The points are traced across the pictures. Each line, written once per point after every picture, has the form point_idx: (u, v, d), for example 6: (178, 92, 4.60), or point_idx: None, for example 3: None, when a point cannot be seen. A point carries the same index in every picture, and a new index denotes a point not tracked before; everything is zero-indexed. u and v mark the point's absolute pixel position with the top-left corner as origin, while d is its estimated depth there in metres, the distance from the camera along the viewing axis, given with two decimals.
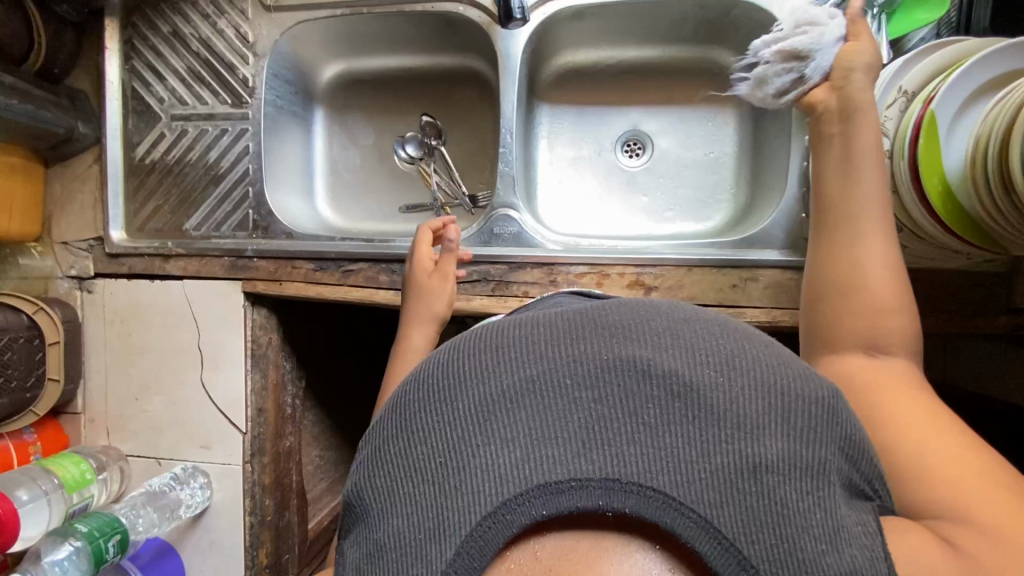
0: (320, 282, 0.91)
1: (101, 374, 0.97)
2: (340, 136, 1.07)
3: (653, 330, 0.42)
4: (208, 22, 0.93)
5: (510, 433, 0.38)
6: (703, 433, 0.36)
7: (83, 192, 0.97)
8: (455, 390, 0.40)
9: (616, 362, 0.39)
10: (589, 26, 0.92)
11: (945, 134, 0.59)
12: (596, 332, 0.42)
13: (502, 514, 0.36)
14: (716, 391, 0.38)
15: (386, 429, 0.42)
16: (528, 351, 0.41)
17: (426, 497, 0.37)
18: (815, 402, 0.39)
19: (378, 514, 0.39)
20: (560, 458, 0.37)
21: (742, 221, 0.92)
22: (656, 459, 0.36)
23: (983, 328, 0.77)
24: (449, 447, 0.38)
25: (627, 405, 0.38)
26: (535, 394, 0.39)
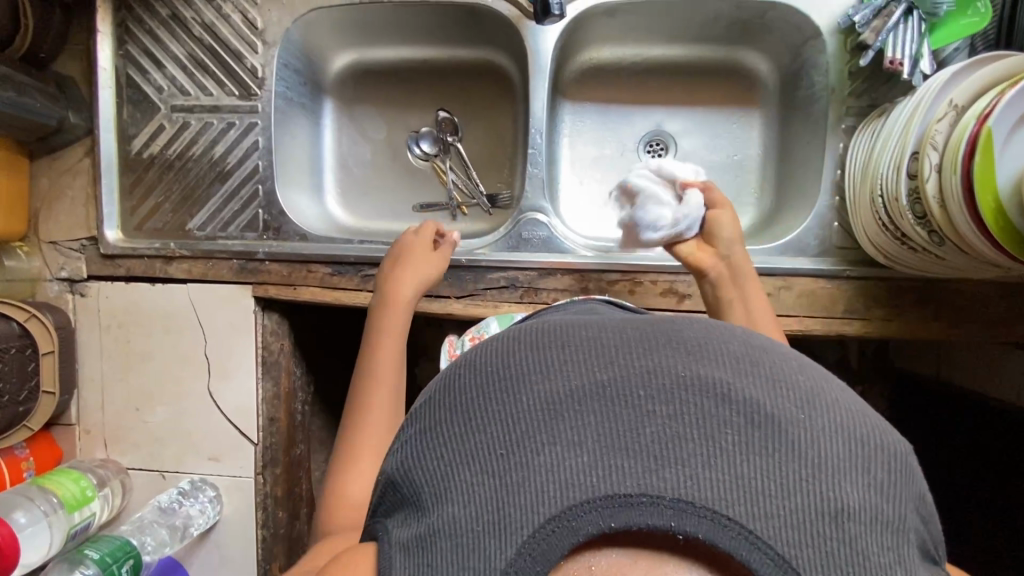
0: (337, 287, 0.86)
1: (97, 383, 0.91)
2: (350, 130, 1.02)
3: (732, 351, 0.36)
4: (212, 6, 0.86)
5: (573, 435, 0.32)
6: (791, 467, 0.31)
7: (73, 187, 0.90)
8: (514, 386, 0.35)
9: (697, 376, 0.34)
10: (619, 23, 0.88)
11: (1003, 151, 0.59)
12: (672, 344, 0.36)
13: (562, 521, 0.30)
14: (804, 424, 0.33)
15: (432, 415, 0.37)
16: (596, 354, 0.36)
17: (477, 494, 0.32)
18: (895, 461, 0.33)
19: (423, 502, 0.34)
20: (629, 470, 0.31)
21: (769, 226, 0.90)
22: (737, 486, 0.31)
23: (1007, 336, 0.78)
24: (502, 448, 0.33)
25: (706, 424, 0.32)
26: (604, 400, 0.33)
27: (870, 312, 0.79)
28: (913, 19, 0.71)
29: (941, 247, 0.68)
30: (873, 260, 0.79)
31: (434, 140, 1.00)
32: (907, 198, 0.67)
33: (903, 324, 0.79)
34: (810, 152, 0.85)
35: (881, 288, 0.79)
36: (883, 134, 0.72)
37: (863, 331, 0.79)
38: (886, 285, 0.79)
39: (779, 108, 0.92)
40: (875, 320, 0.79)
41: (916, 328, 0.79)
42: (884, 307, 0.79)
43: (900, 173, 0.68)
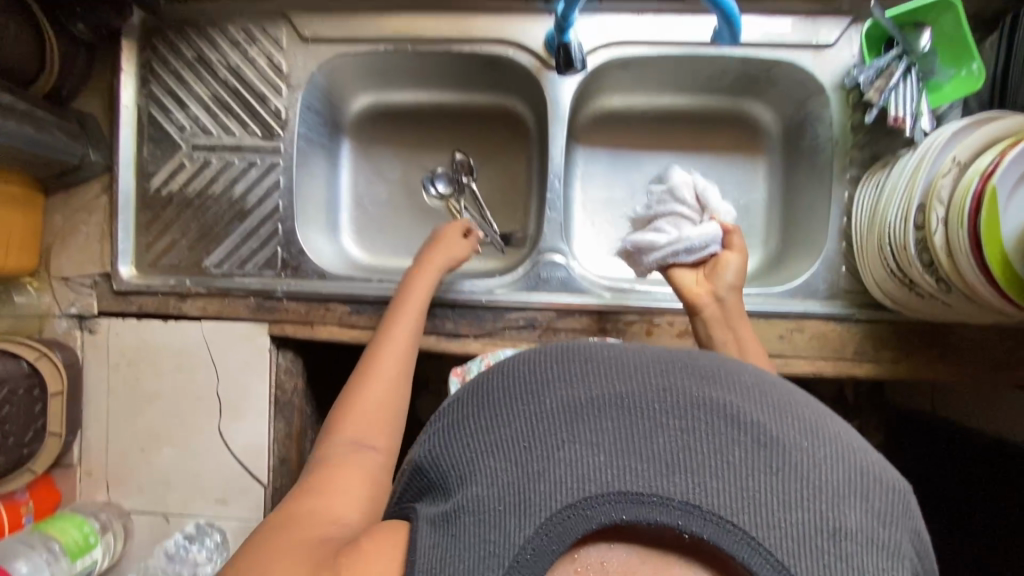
0: (355, 326, 0.87)
1: (102, 422, 0.89)
2: (366, 169, 1.03)
3: (743, 381, 0.43)
4: (238, 50, 0.88)
5: (597, 438, 0.39)
6: (792, 486, 0.37)
7: (88, 223, 0.90)
8: (546, 392, 0.42)
9: (709, 398, 0.40)
10: (632, 74, 0.91)
11: (1008, 206, 0.62)
12: (689, 370, 0.42)
13: (583, 509, 0.37)
14: (805, 451, 0.38)
15: (469, 407, 0.44)
16: (619, 372, 0.42)
17: (507, 478, 0.39)
18: (894, 496, 0.38)
19: (457, 480, 0.41)
20: (642, 472, 0.38)
21: (777, 269, 0.93)
22: (737, 495, 0.37)
23: (1008, 378, 0.81)
24: (536, 448, 0.39)
25: (714, 441, 0.38)
26: (623, 411, 0.40)
27: (878, 354, 0.82)
28: (910, 79, 0.77)
29: (948, 293, 0.71)
30: (880, 303, 0.82)
31: (449, 180, 0.99)
32: (915, 247, 0.71)
33: (910, 366, 0.82)
34: (816, 199, 0.88)
35: (887, 331, 0.82)
36: (888, 186, 0.76)
37: (872, 373, 0.82)
38: (893, 328, 0.82)
39: (783, 156, 0.96)
40: (883, 362, 0.82)
41: (922, 370, 0.82)
42: (891, 349, 0.82)
43: (908, 223, 0.71)
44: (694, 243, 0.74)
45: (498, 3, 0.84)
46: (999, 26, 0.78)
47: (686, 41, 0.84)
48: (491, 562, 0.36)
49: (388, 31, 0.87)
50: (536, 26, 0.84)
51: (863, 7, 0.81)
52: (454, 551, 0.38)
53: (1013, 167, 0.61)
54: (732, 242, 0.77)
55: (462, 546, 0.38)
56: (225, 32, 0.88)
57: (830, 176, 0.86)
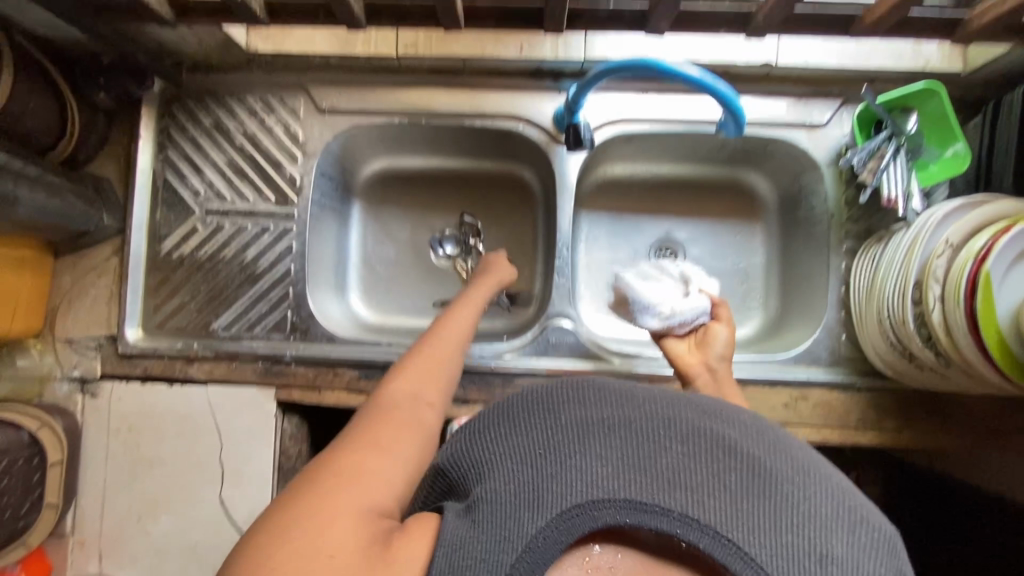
0: (364, 391, 0.87)
1: (99, 489, 0.87)
2: (375, 231, 1.05)
3: (742, 421, 0.46)
4: (256, 119, 0.91)
5: (607, 453, 0.43)
6: (783, 514, 0.40)
7: (96, 285, 0.90)
8: (562, 410, 0.46)
9: (710, 429, 0.44)
10: (635, 145, 0.95)
11: (1002, 288, 0.66)
12: (693, 406, 0.46)
13: (591, 509, 0.40)
14: (797, 484, 0.42)
15: (490, 418, 0.48)
16: (629, 399, 0.46)
17: (523, 478, 0.42)
18: (885, 543, 0.40)
19: (476, 478, 0.44)
20: (646, 483, 0.41)
21: (777, 334, 0.95)
22: (731, 514, 0.40)
23: (1007, 447, 0.83)
24: (551, 457, 0.43)
25: (713, 466, 0.42)
26: (632, 431, 0.44)
27: (880, 422, 0.84)
28: (900, 157, 0.82)
29: (948, 368, 0.73)
30: (881, 372, 0.84)
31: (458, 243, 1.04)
32: (913, 321, 0.74)
33: (911, 434, 0.83)
34: (813, 268, 0.92)
35: (888, 398, 0.84)
36: (885, 259, 0.79)
37: (875, 441, 0.83)
38: (894, 396, 0.84)
39: (780, 223, 1.00)
40: (884, 429, 0.83)
41: (923, 437, 0.83)
42: (893, 417, 0.84)
43: (906, 298, 0.74)
44: (687, 313, 0.77)
45: (509, 81, 0.88)
46: (980, 111, 0.84)
47: (687, 119, 0.88)
48: (504, 548, 0.39)
49: (403, 104, 0.90)
50: (546, 103, 0.88)
51: (853, 92, 0.86)
52: (470, 538, 0.40)
53: (1005, 252, 0.65)
54: (720, 314, 0.79)
55: (478, 532, 0.40)
56: (243, 101, 0.91)
57: (826, 247, 0.89)
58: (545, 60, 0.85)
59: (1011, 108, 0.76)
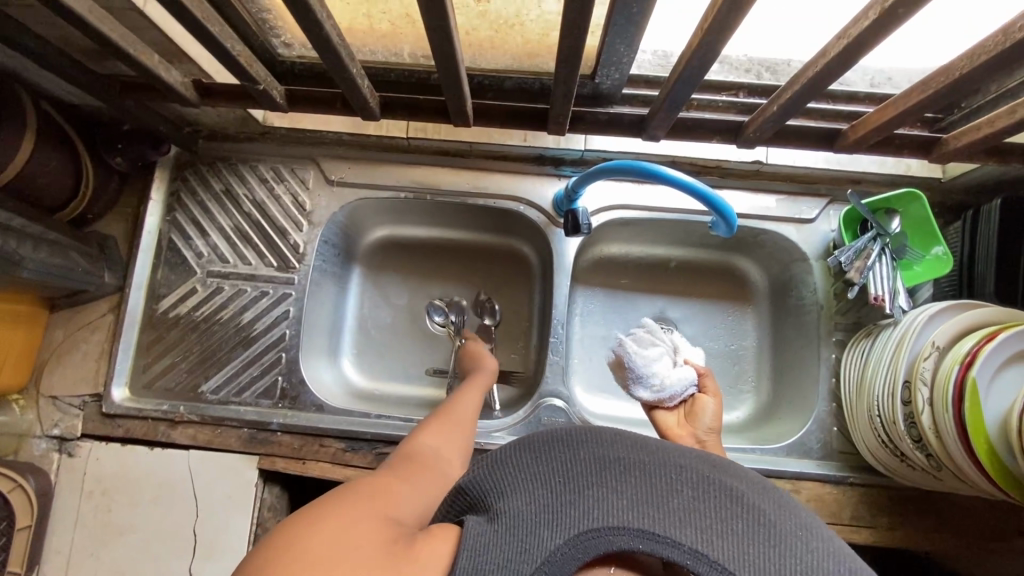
0: (349, 463, 0.85)
1: (63, 556, 0.83)
2: (373, 296, 1.06)
3: (749, 477, 0.48)
4: (266, 186, 0.94)
5: (621, 484, 0.44)
6: (789, 561, 0.41)
7: (88, 341, 0.90)
8: (579, 446, 0.47)
9: (718, 478, 0.46)
10: (630, 229, 0.98)
11: (987, 395, 0.67)
12: (702, 457, 0.48)
13: (607, 534, 0.41)
14: (802, 538, 0.42)
15: (512, 448, 0.49)
16: (642, 442, 0.48)
17: (544, 500, 0.43)
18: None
19: (493, 497, 0.45)
20: (659, 517, 0.42)
21: (769, 421, 0.95)
22: (739, 555, 0.41)
23: (1003, 553, 0.81)
24: (569, 483, 0.44)
25: (721, 510, 0.43)
26: (646, 471, 0.45)
27: (874, 520, 0.82)
28: (885, 256, 0.85)
29: (940, 470, 0.72)
30: (873, 467, 0.84)
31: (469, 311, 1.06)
32: (903, 420, 0.74)
33: (906, 534, 0.82)
34: (804, 356, 0.93)
35: (882, 496, 0.83)
36: (874, 355, 0.80)
37: (870, 540, 0.81)
38: (887, 493, 0.83)
39: (771, 309, 1.02)
40: (879, 527, 0.82)
41: (918, 538, 0.81)
42: (887, 515, 0.82)
43: (895, 396, 0.75)
44: (677, 384, 0.72)
45: (513, 165, 0.92)
46: (960, 217, 0.87)
47: (681, 208, 0.92)
48: (524, 558, 0.39)
49: (409, 179, 0.93)
50: (547, 187, 0.92)
51: (838, 191, 0.90)
52: (491, 544, 0.40)
53: (988, 359, 0.67)
54: (705, 385, 0.74)
55: (499, 542, 0.40)
56: (255, 170, 0.94)
57: (816, 337, 0.91)
58: (547, 149, 0.89)
59: (989, 219, 0.80)
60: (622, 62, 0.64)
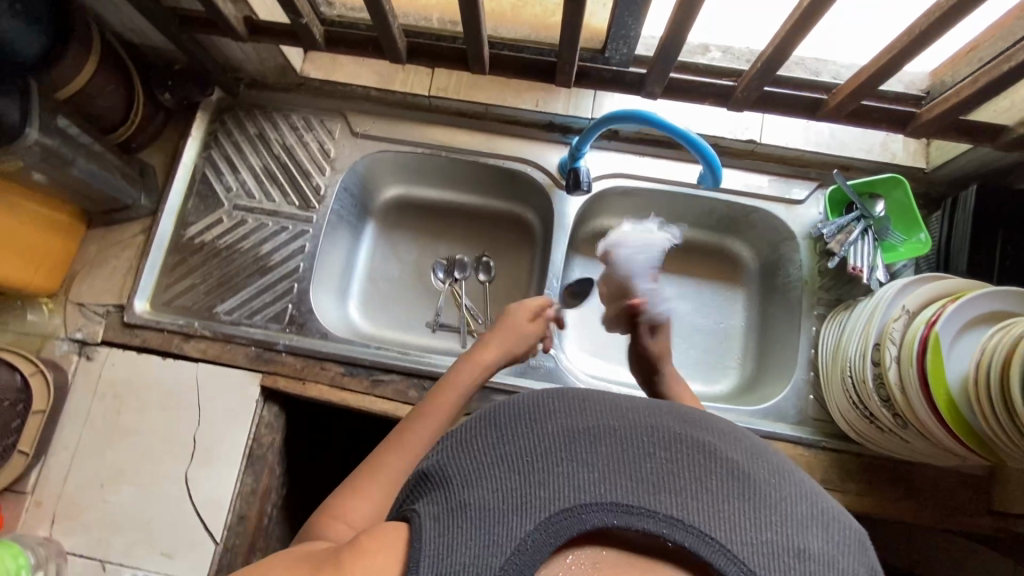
0: (346, 387, 0.90)
1: (71, 451, 0.88)
2: (384, 249, 1.13)
3: (721, 429, 0.45)
4: (296, 133, 1.02)
5: (590, 457, 0.40)
6: (764, 514, 0.38)
7: (118, 257, 0.97)
8: (546, 419, 0.43)
9: (691, 436, 0.43)
10: (630, 202, 1.04)
11: (949, 354, 0.71)
12: (673, 415, 0.45)
13: (578, 514, 0.37)
14: (772, 486, 0.40)
15: (475, 431, 0.44)
16: (611, 409, 0.45)
17: (509, 484, 0.39)
18: (856, 539, 0.39)
19: (456, 483, 0.40)
20: (631, 487, 0.39)
21: (751, 392, 0.99)
22: (716, 514, 0.38)
23: (966, 525, 0.84)
24: (535, 458, 0.40)
25: (696, 469, 0.40)
26: (617, 438, 0.42)
27: (843, 485, 0.85)
28: (867, 237, 0.91)
29: (905, 429, 0.76)
30: (846, 434, 0.87)
31: (470, 269, 1.12)
32: (872, 381, 0.78)
33: (874, 501, 0.84)
34: (787, 330, 0.97)
35: (852, 462, 0.86)
36: (849, 325, 0.84)
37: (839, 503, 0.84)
38: (858, 461, 0.86)
39: (760, 289, 1.06)
40: (847, 492, 0.84)
41: (885, 506, 0.84)
42: (856, 481, 0.85)
43: (866, 357, 0.78)
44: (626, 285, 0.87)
45: (523, 130, 0.99)
46: (940, 207, 0.92)
47: (680, 181, 0.97)
48: (491, 552, 0.36)
49: (427, 137, 1.01)
50: (554, 153, 0.99)
51: (828, 175, 0.96)
52: (454, 534, 0.37)
53: (952, 321, 0.71)
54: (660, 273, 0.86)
55: (462, 537, 0.36)
56: (288, 118, 1.03)
57: (799, 311, 0.95)
58: (556, 115, 0.97)
59: (966, 204, 0.85)
60: (628, 34, 0.70)
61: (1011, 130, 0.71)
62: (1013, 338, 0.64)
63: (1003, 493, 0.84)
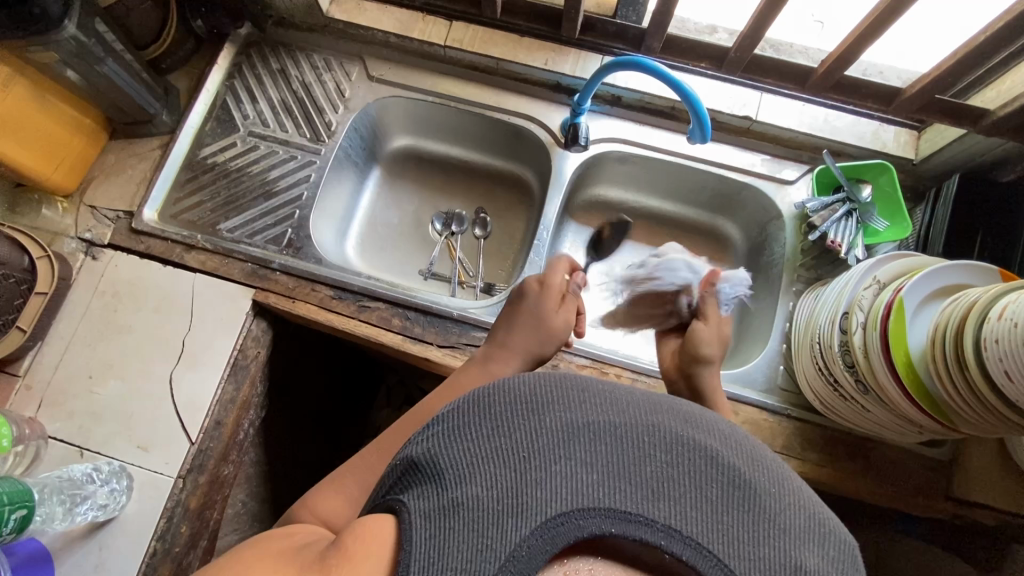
0: (333, 310, 0.93)
1: (65, 341, 0.91)
2: (387, 198, 1.17)
3: (722, 431, 0.42)
4: (315, 72, 1.07)
5: (589, 457, 0.38)
6: (761, 525, 0.36)
7: (134, 168, 1.01)
8: (544, 412, 0.41)
9: (692, 438, 0.40)
10: (627, 170, 1.07)
11: (912, 320, 0.72)
12: (674, 413, 0.42)
13: (578, 518, 0.35)
14: (774, 497, 0.38)
15: (469, 419, 0.41)
16: (612, 403, 0.42)
17: (505, 481, 0.37)
18: (848, 553, 0.37)
19: (450, 478, 0.38)
20: (628, 492, 0.37)
21: (726, 364, 1.00)
22: (712, 526, 0.36)
23: (922, 508, 0.85)
24: (533, 451, 0.38)
25: (695, 477, 0.38)
26: (617, 436, 0.39)
27: (803, 454, 0.86)
28: (850, 219, 0.93)
29: (866, 395, 0.77)
30: (813, 406, 0.88)
31: (467, 223, 1.15)
32: (839, 348, 0.79)
33: (832, 471, 0.86)
34: (766, 305, 0.99)
35: (815, 433, 0.87)
36: (823, 298, 0.85)
37: (798, 470, 0.85)
38: (820, 431, 0.88)
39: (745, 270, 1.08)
40: (808, 462, 0.86)
41: (844, 478, 0.85)
42: (817, 452, 0.87)
43: (834, 326, 0.80)
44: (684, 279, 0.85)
45: (532, 89, 1.04)
46: (925, 198, 0.95)
47: (675, 150, 1.01)
48: (487, 555, 0.34)
49: (437, 87, 1.05)
50: (557, 113, 1.03)
51: (819, 159, 0.99)
52: (449, 533, 0.35)
53: (918, 290, 0.72)
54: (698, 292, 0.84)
55: (457, 537, 0.34)
56: (310, 58, 1.08)
57: (778, 288, 0.97)
58: (564, 76, 1.01)
59: (948, 192, 0.88)
60: None
61: (991, 114, 0.78)
62: (969, 301, 0.66)
63: (965, 482, 0.84)
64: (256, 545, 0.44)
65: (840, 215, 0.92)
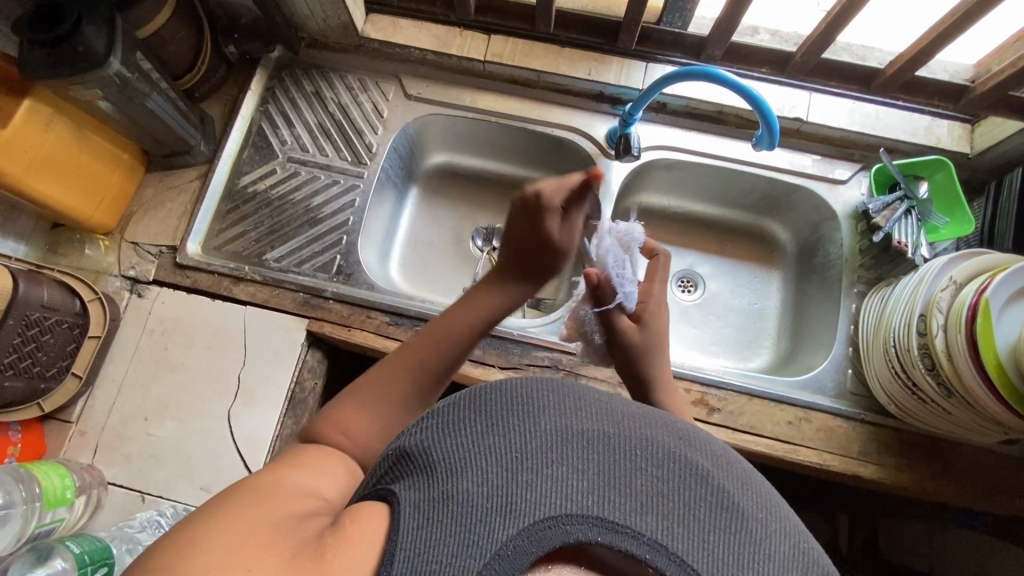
0: (390, 336, 0.91)
1: (117, 383, 0.89)
2: (425, 215, 1.14)
3: (715, 451, 0.40)
4: (351, 93, 1.05)
5: (580, 463, 0.36)
6: (747, 549, 0.34)
7: (174, 201, 0.99)
8: (540, 414, 0.38)
9: (685, 455, 0.38)
10: (673, 177, 1.05)
11: (999, 320, 0.70)
12: (669, 428, 0.40)
13: (565, 522, 0.33)
14: (761, 521, 0.36)
15: (462, 416, 0.39)
16: (608, 412, 0.40)
17: (498, 479, 0.34)
18: None
19: (439, 474, 0.35)
20: (618, 502, 0.34)
21: (785, 369, 0.99)
22: (700, 544, 0.34)
23: (1005, 508, 0.84)
24: (525, 454, 0.36)
25: (684, 493, 0.36)
26: (610, 446, 0.37)
27: (881, 458, 0.85)
28: (909, 217, 0.92)
29: (949, 398, 0.75)
30: (885, 409, 0.87)
31: None
32: (918, 350, 0.77)
33: (910, 475, 0.84)
34: (825, 308, 0.98)
35: (891, 437, 0.86)
36: (892, 298, 0.85)
37: (876, 476, 0.84)
38: (895, 434, 0.86)
39: (796, 271, 1.07)
40: (886, 467, 0.85)
41: (923, 481, 0.84)
42: (894, 456, 0.85)
43: (911, 328, 0.79)
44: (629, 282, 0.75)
45: (574, 100, 1.02)
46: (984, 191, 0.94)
47: (725, 155, 0.99)
48: (472, 552, 0.31)
49: (478, 103, 1.04)
50: (599, 122, 1.01)
51: (871, 157, 0.98)
52: (437, 528, 0.32)
53: (999, 290, 0.71)
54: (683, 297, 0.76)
55: (443, 532, 0.32)
56: (344, 79, 1.06)
57: (839, 289, 0.96)
58: (608, 85, 0.99)
59: (1010, 187, 0.87)
60: None
61: None
62: None
63: None
64: (235, 503, 0.37)
65: (903, 211, 0.91)
